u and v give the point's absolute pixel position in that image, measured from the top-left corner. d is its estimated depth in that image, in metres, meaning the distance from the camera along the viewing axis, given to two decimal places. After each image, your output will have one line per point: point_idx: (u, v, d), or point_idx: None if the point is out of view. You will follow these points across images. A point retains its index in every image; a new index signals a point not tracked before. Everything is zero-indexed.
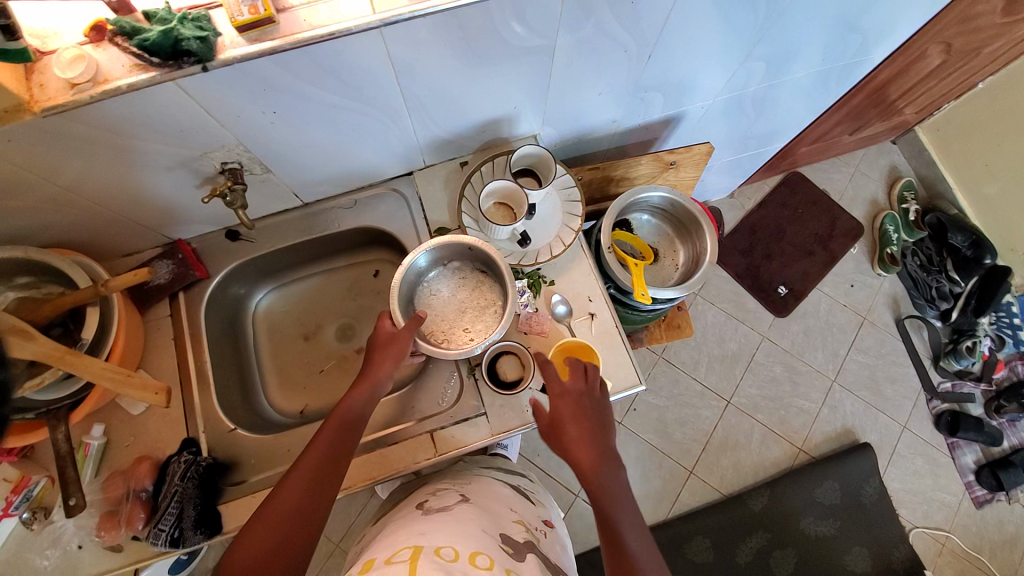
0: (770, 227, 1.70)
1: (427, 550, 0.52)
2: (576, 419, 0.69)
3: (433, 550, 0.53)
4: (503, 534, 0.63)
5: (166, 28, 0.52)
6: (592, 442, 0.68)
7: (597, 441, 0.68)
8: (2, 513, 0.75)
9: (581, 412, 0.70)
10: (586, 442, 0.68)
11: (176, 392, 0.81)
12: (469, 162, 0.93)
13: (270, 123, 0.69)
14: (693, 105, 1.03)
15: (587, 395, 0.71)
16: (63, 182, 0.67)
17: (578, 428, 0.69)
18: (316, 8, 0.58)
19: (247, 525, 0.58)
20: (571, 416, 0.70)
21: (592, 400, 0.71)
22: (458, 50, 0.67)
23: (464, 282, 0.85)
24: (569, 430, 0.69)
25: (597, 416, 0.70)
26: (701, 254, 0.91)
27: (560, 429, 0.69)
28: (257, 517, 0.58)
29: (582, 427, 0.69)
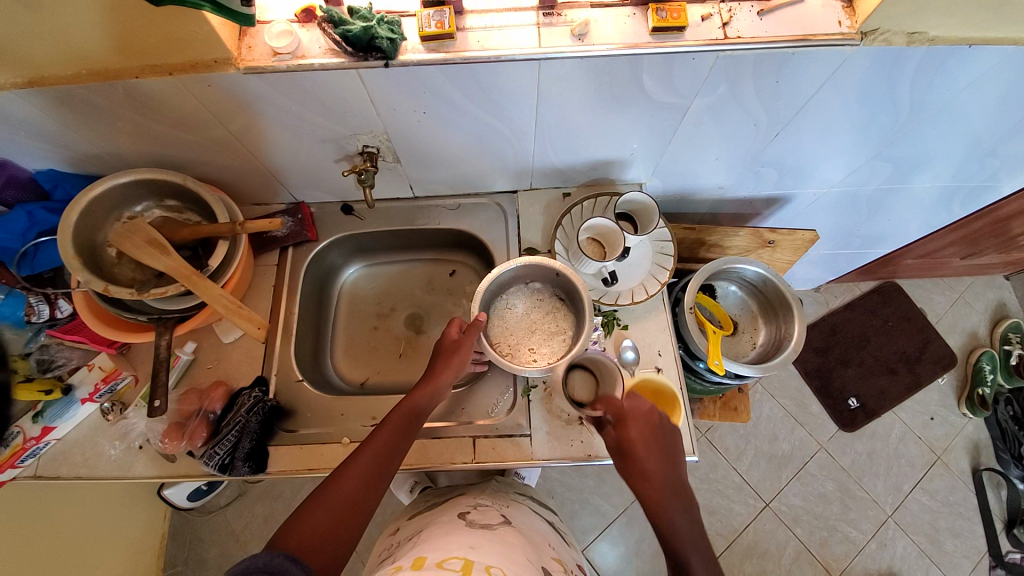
0: (851, 333, 1.62)
1: (479, 566, 0.58)
2: (655, 448, 0.70)
3: (485, 566, 0.58)
4: (544, 568, 0.67)
5: (367, 25, 0.61)
6: (660, 471, 0.68)
7: (664, 468, 0.69)
8: (89, 397, 0.84)
9: (651, 437, 0.70)
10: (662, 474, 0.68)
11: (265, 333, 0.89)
12: (572, 194, 0.96)
13: (416, 121, 0.76)
14: (804, 191, 1.02)
15: (659, 421, 0.72)
16: (232, 129, 0.77)
17: (647, 450, 0.69)
18: (490, 34, 0.65)
19: (303, 504, 0.61)
20: (643, 437, 0.70)
21: (663, 431, 0.71)
22: (600, 94, 0.72)
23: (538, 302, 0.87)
24: (638, 451, 0.69)
25: (667, 443, 0.71)
26: (784, 339, 0.89)
27: (633, 453, 0.69)
28: (317, 496, 0.62)
29: (655, 453, 0.69)
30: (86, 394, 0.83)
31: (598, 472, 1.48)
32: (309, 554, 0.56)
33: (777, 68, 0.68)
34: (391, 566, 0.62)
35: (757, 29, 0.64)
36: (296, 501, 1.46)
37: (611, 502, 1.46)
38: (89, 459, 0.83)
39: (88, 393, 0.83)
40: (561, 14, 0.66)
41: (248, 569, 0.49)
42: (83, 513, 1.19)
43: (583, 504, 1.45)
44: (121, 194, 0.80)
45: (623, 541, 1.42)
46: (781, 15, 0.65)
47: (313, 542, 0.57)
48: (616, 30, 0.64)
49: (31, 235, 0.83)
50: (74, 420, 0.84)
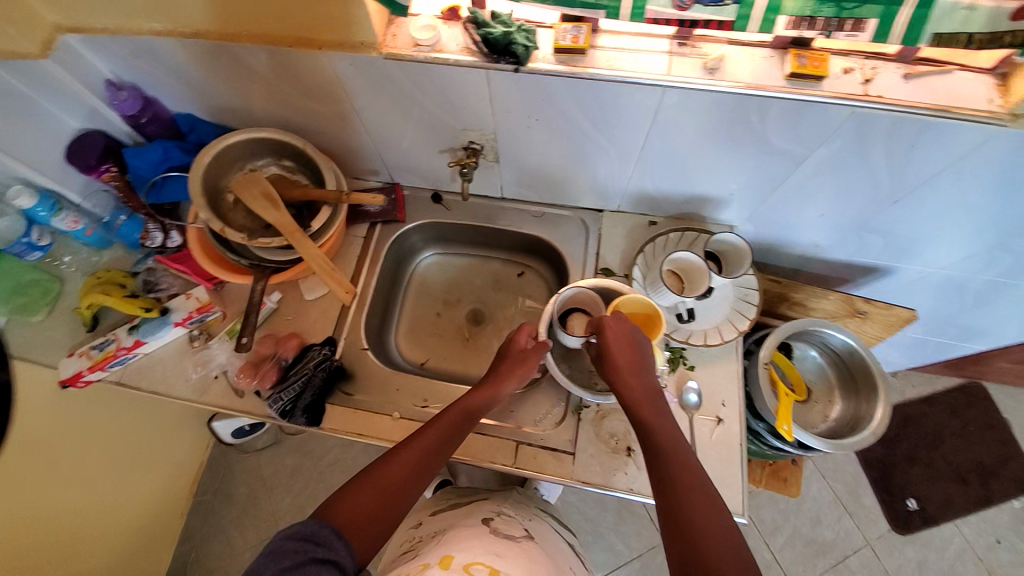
0: (924, 428, 1.48)
1: None
2: (632, 353, 0.71)
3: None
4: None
5: (507, 31, 0.64)
6: (636, 366, 0.70)
7: (640, 367, 0.71)
8: (181, 321, 0.91)
9: (648, 385, 0.70)
10: (637, 376, 0.70)
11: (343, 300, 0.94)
12: (658, 223, 0.95)
13: (526, 127, 0.79)
14: (908, 266, 0.95)
15: (642, 342, 0.72)
16: (358, 106, 0.83)
17: (622, 349, 0.71)
18: (620, 55, 0.66)
19: (352, 482, 0.64)
20: (631, 365, 0.71)
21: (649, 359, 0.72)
22: (715, 131, 0.71)
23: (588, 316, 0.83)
24: (631, 388, 0.70)
25: (642, 348, 0.72)
26: (863, 419, 0.83)
27: (611, 355, 0.71)
28: (365, 475, 0.64)
29: (654, 394, 0.70)
30: (180, 318, 0.90)
31: (619, 509, 1.44)
32: (353, 531, 0.59)
33: (913, 134, 0.64)
34: (418, 561, 0.63)
35: (901, 90, 0.62)
36: (324, 463, 1.52)
37: (627, 543, 1.41)
38: (168, 379, 0.90)
39: (182, 318, 0.90)
40: (695, 45, 0.66)
41: (295, 535, 0.55)
42: (143, 429, 1.29)
43: (598, 538, 1.41)
44: (247, 147, 0.88)
45: None
46: (928, 81, 0.62)
47: (358, 520, 0.59)
48: (748, 70, 0.64)
49: (162, 168, 0.93)
50: (164, 340, 0.92)
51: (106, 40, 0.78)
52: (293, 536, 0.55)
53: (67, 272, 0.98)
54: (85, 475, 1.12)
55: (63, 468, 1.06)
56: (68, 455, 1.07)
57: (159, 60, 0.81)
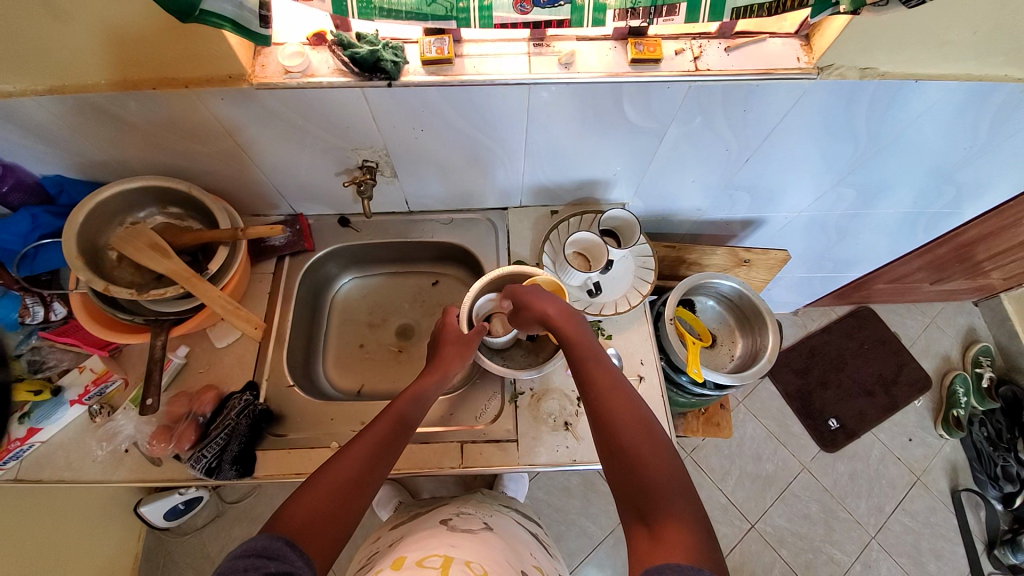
0: (830, 355, 1.68)
1: (459, 562, 0.60)
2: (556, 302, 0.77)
3: (464, 563, 0.60)
4: (524, 572, 0.68)
5: (373, 49, 0.67)
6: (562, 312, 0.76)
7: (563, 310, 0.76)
8: (78, 399, 0.84)
9: (569, 324, 0.75)
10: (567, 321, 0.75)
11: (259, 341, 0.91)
12: (559, 212, 1.02)
13: (414, 138, 0.81)
14: (776, 215, 1.09)
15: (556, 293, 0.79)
16: (241, 141, 0.82)
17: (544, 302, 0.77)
18: (485, 61, 0.71)
19: (303, 487, 0.62)
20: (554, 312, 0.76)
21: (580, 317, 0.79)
22: (584, 119, 0.78)
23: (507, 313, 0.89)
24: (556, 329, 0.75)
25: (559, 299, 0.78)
26: (761, 349, 0.94)
27: (536, 307, 0.76)
28: (314, 480, 0.62)
29: (583, 332, 0.74)
30: (75, 395, 0.84)
31: (584, 491, 1.49)
32: (308, 535, 0.57)
33: (744, 98, 0.75)
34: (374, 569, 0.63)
35: (725, 63, 0.71)
36: None
37: (597, 523, 1.46)
38: (73, 462, 0.82)
39: (77, 395, 0.84)
40: (550, 45, 0.72)
41: (246, 552, 0.52)
42: (56, 530, 1.14)
43: (569, 526, 1.44)
44: (126, 200, 0.84)
45: (609, 564, 1.41)
46: (745, 51, 0.72)
47: (312, 526, 0.57)
48: (600, 61, 0.71)
49: (33, 237, 0.86)
50: (60, 423, 0.84)
51: None
52: (243, 554, 0.52)
53: None
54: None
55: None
56: None
57: (11, 121, 0.75)
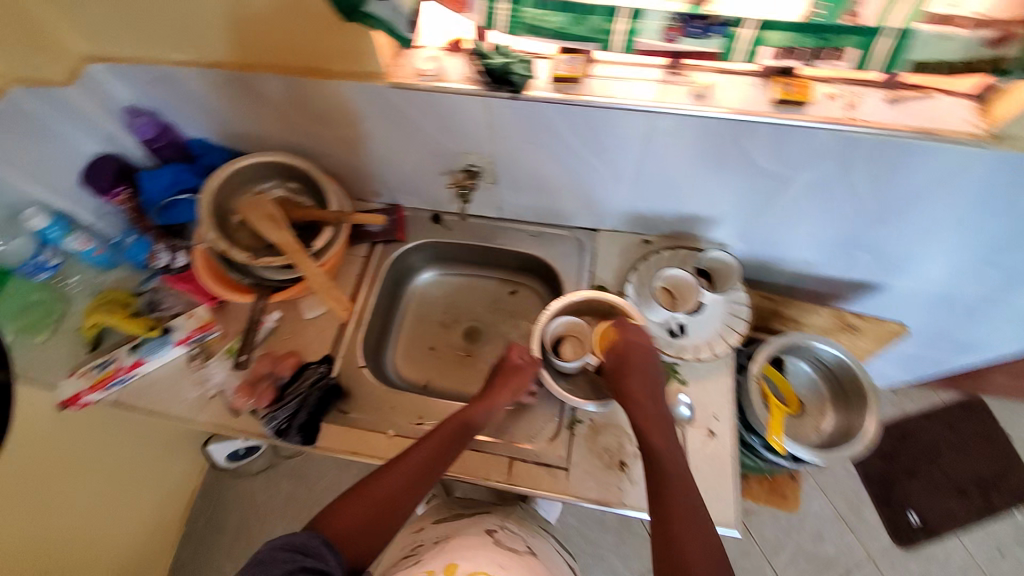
0: (925, 443, 1.49)
1: None
2: (646, 373, 0.78)
3: None
4: None
5: (506, 62, 0.67)
6: (649, 391, 0.78)
7: (651, 389, 0.78)
8: (182, 340, 0.92)
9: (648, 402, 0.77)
10: (648, 397, 0.77)
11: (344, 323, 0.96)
12: (652, 242, 0.98)
13: (523, 150, 0.82)
14: (897, 282, 0.98)
15: (651, 364, 0.79)
16: (361, 130, 0.86)
17: (637, 379, 0.78)
18: (613, 83, 0.70)
19: (346, 494, 0.69)
20: (640, 385, 0.77)
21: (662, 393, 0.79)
22: (705, 155, 0.75)
23: (580, 339, 0.87)
24: (638, 401, 0.77)
25: (647, 371, 0.79)
26: (853, 430, 0.87)
27: (631, 377, 0.78)
28: (355, 491, 0.69)
29: (654, 417, 0.76)
30: (182, 337, 0.92)
31: (619, 529, 1.43)
32: (347, 541, 0.64)
33: (893, 156, 0.68)
34: (424, 567, 0.65)
35: (885, 116, 0.65)
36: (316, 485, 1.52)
37: (628, 564, 1.39)
38: (167, 396, 0.91)
39: (183, 336, 0.92)
40: (685, 74, 0.70)
41: (285, 545, 0.59)
42: (126, 439, 1.30)
43: (598, 560, 1.39)
44: (253, 171, 0.92)
45: None
46: (911, 106, 0.66)
47: (349, 533, 0.65)
48: (737, 97, 0.68)
49: (172, 191, 0.97)
50: (164, 359, 0.93)
51: (127, 66, 0.82)
52: (283, 546, 0.59)
53: (72, 292, 1.02)
54: (57, 506, 1.13)
55: (29, 501, 1.06)
56: (41, 465, 1.08)
57: (175, 86, 0.85)
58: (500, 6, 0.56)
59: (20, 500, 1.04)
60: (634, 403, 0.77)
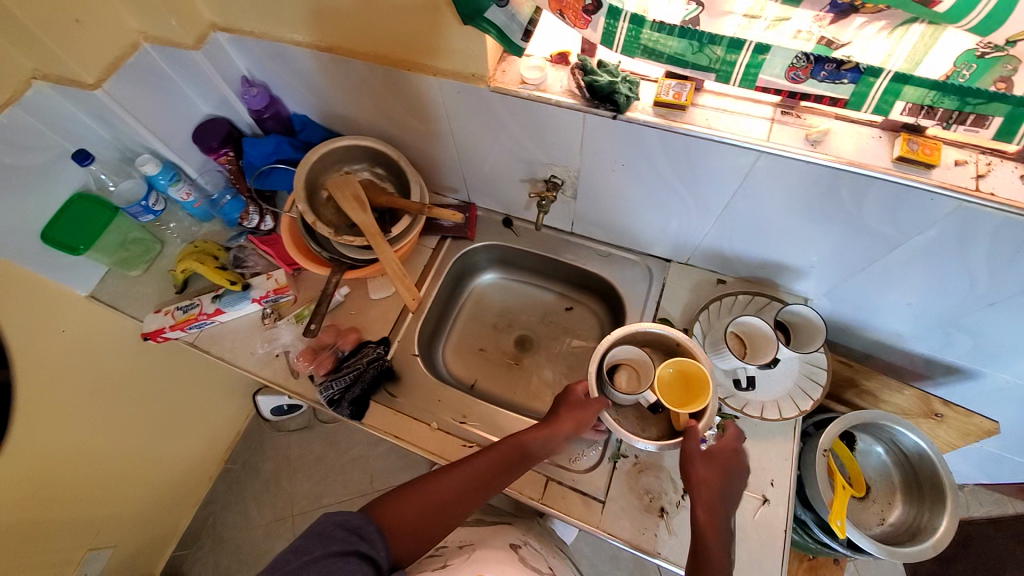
0: (994, 556, 1.32)
1: None
2: (721, 465, 0.71)
3: None
4: None
5: (613, 81, 0.66)
6: (717, 482, 0.70)
7: (720, 478, 0.70)
8: (258, 298, 0.99)
9: (714, 483, 0.69)
10: (717, 481, 0.70)
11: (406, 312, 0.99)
12: (726, 283, 0.94)
13: (609, 170, 0.81)
14: (997, 375, 0.87)
15: (728, 461, 0.72)
16: (453, 127, 0.88)
17: (709, 468, 0.70)
18: (720, 115, 0.67)
19: (403, 487, 0.68)
20: (710, 469, 0.70)
21: (734, 471, 0.71)
22: (806, 202, 0.70)
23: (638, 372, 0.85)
24: (699, 481, 0.69)
25: (723, 463, 0.72)
26: (926, 530, 0.80)
27: (705, 463, 0.71)
28: (412, 487, 0.68)
29: (718, 496, 0.68)
30: (258, 295, 0.98)
31: (631, 568, 1.37)
32: (396, 536, 0.63)
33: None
34: (452, 573, 0.70)
35: (1016, 191, 0.58)
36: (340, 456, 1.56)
37: None
38: (238, 347, 0.98)
39: (259, 295, 0.98)
40: (800, 116, 0.66)
41: (344, 523, 0.60)
42: (186, 377, 1.40)
43: None
44: (346, 152, 0.96)
45: None
46: None
47: (400, 529, 0.64)
48: (853, 147, 0.63)
49: (270, 159, 1.04)
50: (239, 313, 1.00)
51: (247, 39, 0.89)
52: (342, 524, 0.60)
53: (169, 236, 1.14)
54: (118, 426, 1.23)
55: (101, 419, 1.17)
56: (112, 390, 1.18)
57: (292, 65, 0.90)
58: (621, 25, 0.55)
59: (93, 416, 1.15)
60: (696, 482, 0.69)
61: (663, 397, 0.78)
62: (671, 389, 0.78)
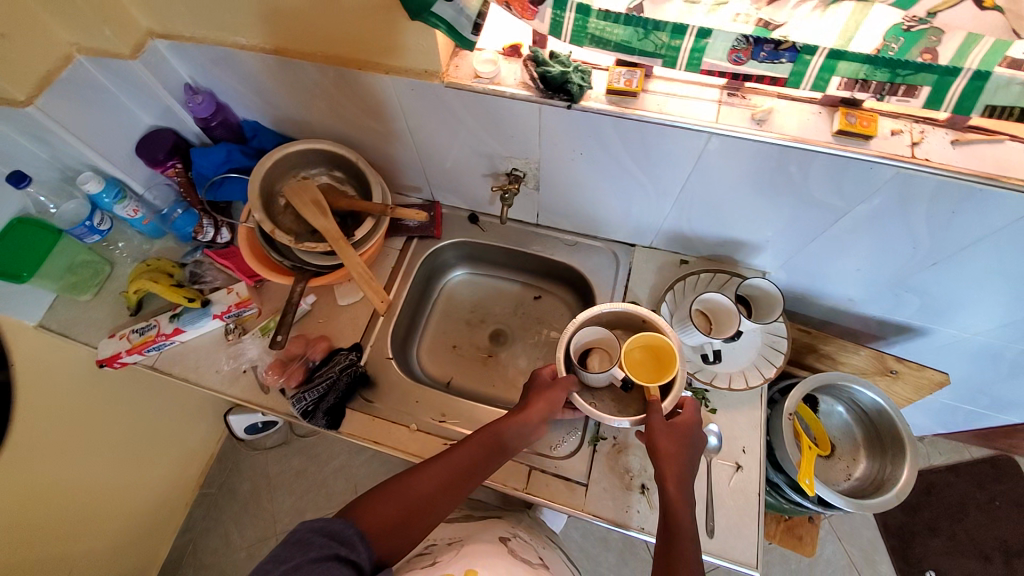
0: (949, 500, 1.42)
1: None
2: (684, 436, 0.73)
3: None
4: None
5: (565, 71, 0.67)
6: (681, 451, 0.72)
7: (684, 448, 0.73)
8: (219, 314, 0.95)
9: (678, 453, 0.72)
10: (682, 450, 0.72)
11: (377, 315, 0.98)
12: (689, 262, 0.97)
13: (569, 160, 0.82)
14: (940, 329, 0.94)
15: (691, 432, 0.74)
16: (411, 125, 0.87)
17: (670, 440, 0.72)
18: (670, 100, 0.69)
19: (382, 487, 0.68)
20: (671, 440, 0.72)
21: (695, 437, 0.74)
22: (758, 179, 0.73)
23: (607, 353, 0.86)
24: (663, 453, 0.71)
25: (685, 433, 0.74)
26: (886, 481, 0.86)
27: (663, 436, 0.72)
28: (392, 486, 0.68)
29: (684, 466, 0.71)
30: (220, 311, 0.95)
31: (621, 549, 1.41)
32: (380, 536, 0.63)
33: (955, 201, 0.65)
34: (442, 569, 0.71)
35: (948, 157, 0.63)
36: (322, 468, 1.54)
37: None
38: (203, 366, 0.95)
39: (221, 310, 0.95)
40: (746, 96, 0.68)
41: (323, 529, 0.60)
42: (152, 404, 1.35)
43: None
44: (301, 157, 0.94)
45: None
46: (976, 149, 0.63)
47: (383, 529, 0.64)
48: (797, 124, 0.66)
49: (223, 169, 1.00)
50: (201, 331, 0.96)
51: (188, 45, 0.85)
52: (320, 530, 0.60)
53: (118, 256, 1.09)
54: (82, 460, 1.17)
55: (60, 455, 1.11)
56: (72, 426, 1.13)
57: (238, 69, 0.87)
58: (568, 15, 0.55)
59: (53, 451, 1.09)
60: (659, 453, 0.71)
61: (636, 376, 0.79)
62: (642, 366, 0.79)
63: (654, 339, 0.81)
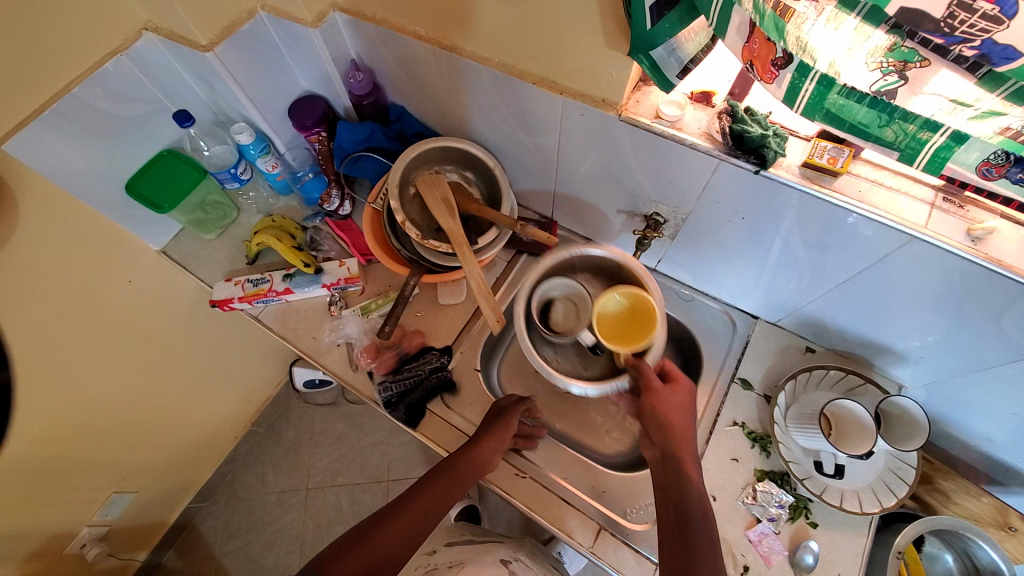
0: None
1: None
2: (686, 411, 0.72)
3: None
4: None
5: (766, 134, 0.61)
6: (687, 428, 0.71)
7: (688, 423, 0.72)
8: (328, 284, 0.98)
9: (687, 431, 0.71)
10: (687, 430, 0.71)
11: (476, 322, 0.97)
12: (816, 351, 0.89)
13: (726, 221, 0.76)
14: None
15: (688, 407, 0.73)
16: (561, 147, 0.85)
17: (674, 409, 0.72)
18: (876, 190, 0.62)
19: (349, 545, 0.64)
20: (677, 411, 0.72)
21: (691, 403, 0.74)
22: (946, 295, 0.64)
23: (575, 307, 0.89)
24: (672, 424, 0.71)
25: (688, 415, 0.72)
26: None
27: (666, 403, 0.72)
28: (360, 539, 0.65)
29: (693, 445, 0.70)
30: (330, 282, 0.98)
31: None
32: None
33: None
34: None
35: None
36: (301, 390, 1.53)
37: None
38: (300, 330, 0.98)
39: (331, 282, 0.98)
40: (965, 207, 0.60)
41: None
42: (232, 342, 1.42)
43: None
44: (444, 154, 0.94)
45: None
46: None
47: None
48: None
49: (362, 145, 1.02)
50: (307, 295, 0.99)
51: (367, 24, 0.86)
52: None
53: (246, 204, 1.15)
54: (163, 381, 1.25)
55: (149, 373, 1.20)
56: (164, 350, 1.21)
57: (406, 56, 0.87)
58: (808, 85, 0.51)
59: (144, 364, 1.17)
60: (670, 424, 0.70)
61: (601, 334, 0.81)
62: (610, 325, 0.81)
63: (624, 298, 0.82)
